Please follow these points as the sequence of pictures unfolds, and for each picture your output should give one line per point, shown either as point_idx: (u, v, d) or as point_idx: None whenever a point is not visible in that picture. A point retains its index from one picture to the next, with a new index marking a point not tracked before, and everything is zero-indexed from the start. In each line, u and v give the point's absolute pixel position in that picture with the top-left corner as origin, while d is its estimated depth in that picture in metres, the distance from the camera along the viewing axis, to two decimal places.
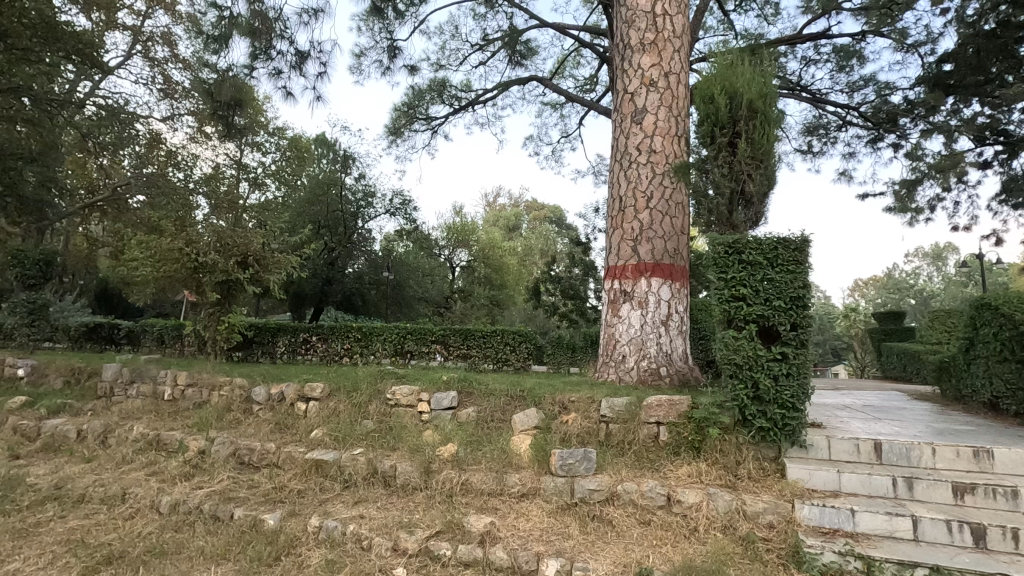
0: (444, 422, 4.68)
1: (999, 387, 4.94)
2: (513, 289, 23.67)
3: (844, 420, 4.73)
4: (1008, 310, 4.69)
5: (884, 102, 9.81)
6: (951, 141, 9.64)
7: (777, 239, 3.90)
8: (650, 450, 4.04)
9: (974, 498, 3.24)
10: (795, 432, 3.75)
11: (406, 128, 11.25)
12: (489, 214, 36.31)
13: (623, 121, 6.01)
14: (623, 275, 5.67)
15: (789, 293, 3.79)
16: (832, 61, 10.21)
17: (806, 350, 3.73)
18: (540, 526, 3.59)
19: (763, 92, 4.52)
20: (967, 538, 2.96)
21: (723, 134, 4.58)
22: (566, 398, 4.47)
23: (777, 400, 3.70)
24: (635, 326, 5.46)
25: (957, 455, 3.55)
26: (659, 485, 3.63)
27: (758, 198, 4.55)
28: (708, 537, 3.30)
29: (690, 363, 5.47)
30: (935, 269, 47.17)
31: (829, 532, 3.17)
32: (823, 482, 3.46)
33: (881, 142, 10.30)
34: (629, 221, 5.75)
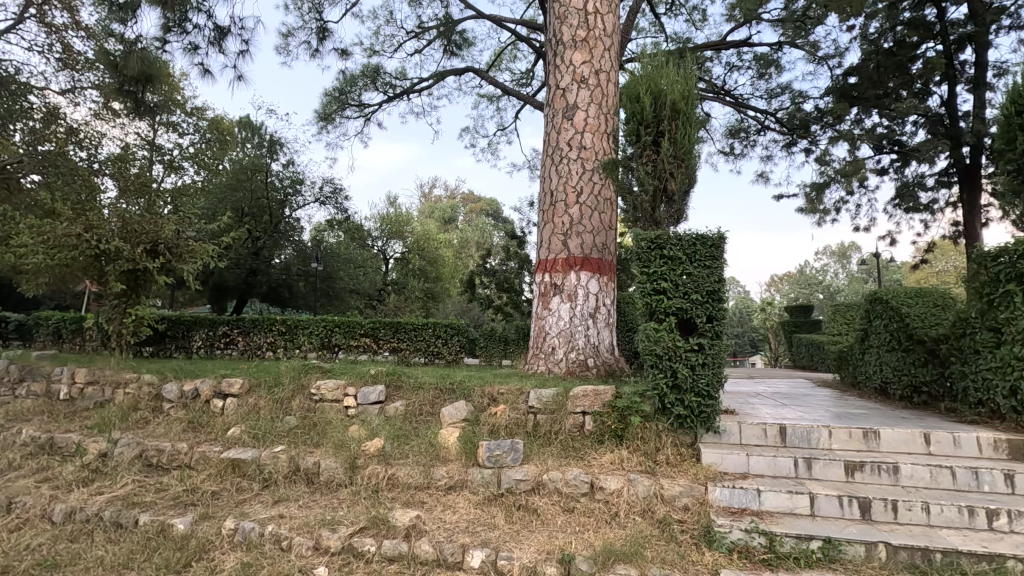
0: (371, 417, 4.61)
1: (888, 373, 5.42)
2: (449, 281, 23.45)
3: (755, 407, 5.05)
4: (896, 303, 5.16)
5: (798, 109, 10.51)
6: (854, 148, 10.48)
7: (696, 235, 4.09)
8: (575, 439, 4.15)
9: (863, 475, 3.54)
10: (710, 418, 3.96)
11: (338, 114, 10.88)
12: (424, 205, 35.68)
13: (555, 116, 6.10)
14: (553, 268, 5.76)
15: (706, 286, 3.99)
16: (753, 68, 10.80)
17: (721, 340, 3.94)
18: (466, 518, 3.60)
19: (685, 93, 4.69)
20: (855, 511, 3.25)
21: (648, 133, 4.73)
22: (495, 391, 4.52)
23: (693, 388, 3.91)
24: (564, 319, 5.57)
25: (849, 436, 3.88)
26: (583, 472, 3.74)
27: (679, 196, 4.71)
28: (628, 522, 3.43)
29: (616, 355, 5.64)
30: (840, 266, 51.19)
31: (738, 512, 3.37)
32: (733, 465, 3.68)
33: (795, 147, 11.04)
34: (560, 216, 5.85)
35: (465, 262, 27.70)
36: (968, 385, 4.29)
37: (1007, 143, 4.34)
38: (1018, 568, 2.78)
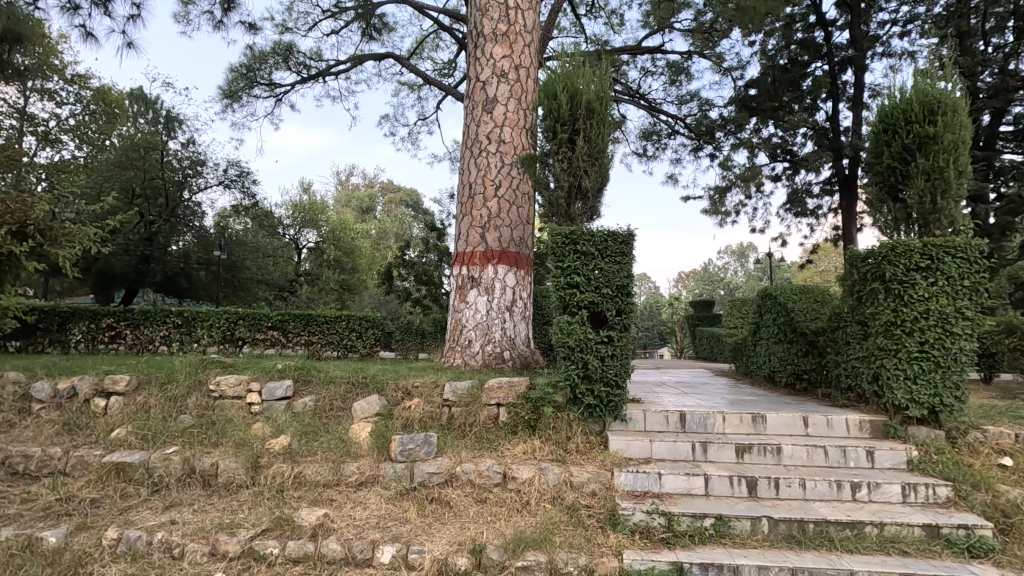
0: (277, 414, 4.39)
1: (776, 362, 5.94)
2: (365, 273, 22.73)
3: (660, 396, 5.35)
4: (783, 299, 5.66)
5: (704, 116, 11.18)
6: (752, 156, 11.33)
7: (608, 232, 4.24)
8: (489, 430, 4.19)
9: (751, 456, 3.85)
10: (617, 407, 4.15)
11: (245, 92, 10.20)
12: (341, 194, 34.33)
13: (474, 108, 6.09)
14: (470, 261, 5.76)
15: (616, 281, 4.16)
16: (666, 74, 11.34)
17: (629, 333, 4.13)
18: (377, 513, 3.54)
19: (600, 94, 4.83)
20: (743, 489, 3.53)
21: (564, 130, 4.83)
22: (410, 384, 4.46)
23: (602, 378, 4.07)
24: (481, 312, 5.59)
25: (740, 421, 4.22)
26: (496, 463, 3.79)
27: (593, 193, 4.85)
28: (538, 510, 3.52)
29: (532, 347, 5.74)
30: (739, 265, 55.28)
31: (641, 494, 3.56)
32: (637, 450, 3.89)
33: (701, 152, 11.75)
34: (478, 208, 5.85)
35: (383, 253, 26.96)
36: (840, 373, 4.79)
37: (877, 157, 4.85)
38: (874, 533, 3.15)
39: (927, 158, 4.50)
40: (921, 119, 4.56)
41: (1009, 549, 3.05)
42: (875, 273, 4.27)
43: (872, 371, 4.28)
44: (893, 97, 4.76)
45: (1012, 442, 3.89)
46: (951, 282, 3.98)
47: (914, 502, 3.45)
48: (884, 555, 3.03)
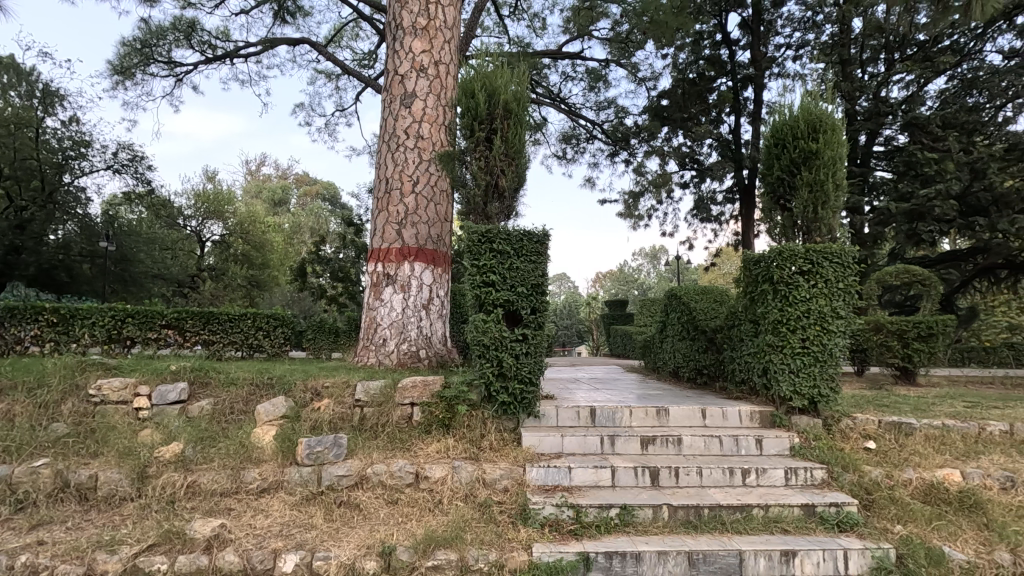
0: (169, 419, 4.07)
1: (680, 359, 6.31)
2: (277, 269, 21.54)
3: (573, 391, 5.51)
4: (687, 299, 6.01)
5: (620, 123, 11.63)
6: (663, 163, 11.94)
7: (523, 231, 4.30)
8: (403, 430, 4.12)
9: (654, 447, 4.06)
10: (530, 404, 4.23)
11: (139, 70, 9.35)
12: (250, 184, 32.32)
13: (392, 102, 5.96)
14: (385, 258, 5.63)
15: (531, 280, 4.22)
16: (585, 80, 11.68)
17: (543, 331, 4.21)
18: (280, 521, 3.37)
19: (518, 95, 4.87)
20: (647, 480, 3.72)
21: (481, 129, 4.83)
22: (319, 385, 4.30)
23: (516, 376, 4.13)
24: (396, 310, 5.48)
25: (646, 414, 4.43)
26: (408, 463, 3.74)
27: (510, 193, 4.87)
28: (450, 508, 3.51)
29: (448, 346, 5.71)
30: (651, 266, 58.05)
31: (551, 488, 3.64)
32: (549, 445, 3.99)
33: (617, 157, 12.22)
34: (395, 204, 5.74)
35: (297, 248, 25.67)
36: (735, 368, 5.16)
37: (769, 169, 5.26)
38: (760, 515, 3.43)
39: (810, 172, 4.95)
40: (806, 136, 5.01)
41: (871, 522, 3.43)
42: (765, 275, 4.65)
43: (761, 365, 4.65)
44: (784, 114, 5.19)
45: (876, 427, 4.37)
46: (828, 284, 4.40)
47: (794, 484, 3.79)
48: (768, 534, 3.30)
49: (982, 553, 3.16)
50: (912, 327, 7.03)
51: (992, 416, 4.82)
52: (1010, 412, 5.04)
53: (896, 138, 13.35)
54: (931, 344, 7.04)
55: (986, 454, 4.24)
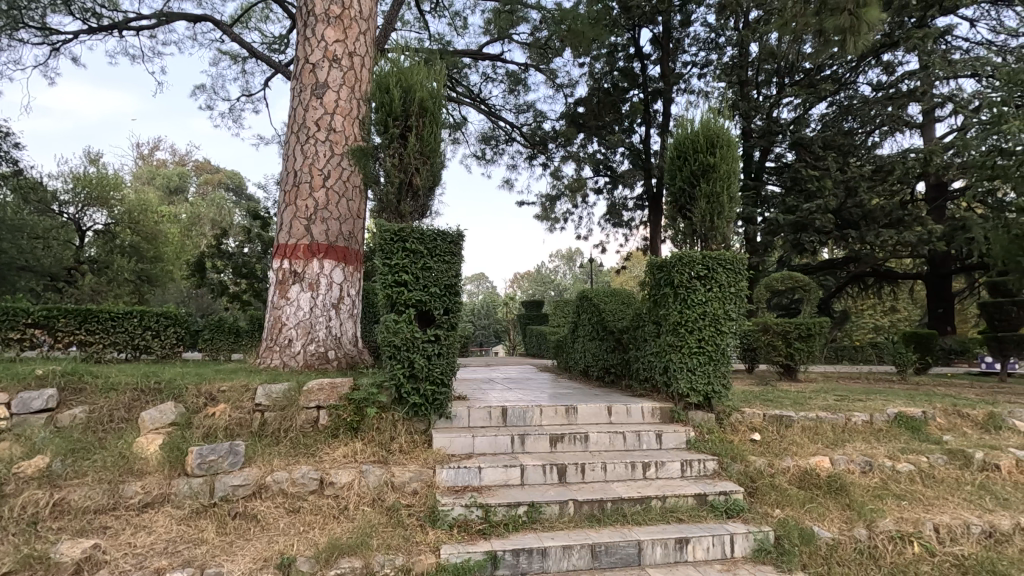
0: (32, 430, 3.64)
1: (590, 358, 6.54)
2: (172, 263, 19.83)
3: (486, 391, 5.55)
4: (597, 300, 6.24)
5: (538, 127, 11.85)
6: (579, 169, 12.32)
7: (437, 231, 4.27)
8: (307, 435, 3.95)
9: (562, 445, 4.18)
10: (442, 405, 4.21)
11: (5, 34, 8.24)
12: (142, 169, 29.48)
13: (302, 91, 5.70)
14: (292, 254, 5.36)
15: (444, 281, 4.20)
16: (505, 82, 11.78)
17: (455, 332, 4.20)
18: (165, 537, 3.11)
19: (434, 93, 4.82)
20: (554, 476, 3.82)
21: (396, 126, 4.73)
22: (215, 388, 4.03)
23: (428, 377, 4.09)
24: (304, 309, 5.24)
25: (555, 412, 4.55)
26: (312, 469, 3.59)
27: (424, 192, 4.80)
28: (356, 514, 3.41)
29: (359, 347, 5.55)
30: (568, 267, 59.56)
31: (461, 489, 3.64)
32: (460, 446, 3.99)
33: (535, 161, 12.44)
34: (303, 199, 5.49)
35: (197, 241, 23.75)
36: (639, 367, 5.42)
37: (672, 179, 5.58)
38: (658, 506, 3.63)
39: (708, 183, 5.30)
40: (705, 150, 5.37)
41: (754, 507, 3.74)
42: (667, 279, 4.94)
43: (663, 364, 4.93)
44: (686, 127, 5.53)
45: (762, 420, 4.77)
46: (721, 289, 4.75)
47: (689, 475, 4.05)
48: (665, 524, 3.50)
49: (845, 531, 3.54)
50: (795, 328, 7.73)
51: (858, 408, 5.41)
52: (871, 404, 5.70)
53: (785, 155, 14.65)
54: (810, 344, 7.77)
55: (850, 442, 4.77)
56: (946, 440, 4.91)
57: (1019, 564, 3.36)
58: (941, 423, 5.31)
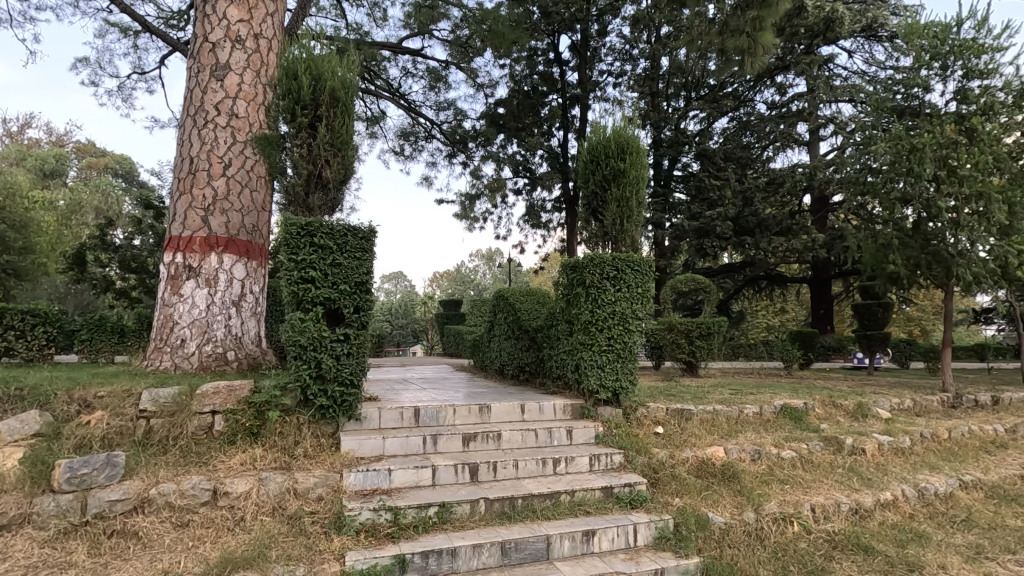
0: None
1: (505, 356, 6.60)
2: (45, 255, 17.65)
3: (399, 392, 5.43)
4: (512, 300, 6.30)
5: (459, 125, 11.78)
6: (498, 169, 12.38)
7: (348, 227, 4.11)
8: (200, 442, 3.67)
9: (475, 444, 4.16)
10: (351, 407, 4.06)
11: None
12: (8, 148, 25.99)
13: (200, 72, 5.29)
14: (187, 247, 4.95)
15: (354, 278, 4.05)
16: (425, 78, 11.60)
17: (366, 331, 4.07)
18: (25, 563, 2.78)
19: (346, 82, 4.62)
20: (466, 476, 3.81)
21: (304, 114, 4.49)
22: (92, 394, 3.65)
23: (336, 378, 3.93)
24: (199, 307, 4.85)
25: (468, 411, 4.53)
26: (204, 479, 3.33)
27: (335, 185, 4.60)
28: (254, 525, 3.22)
29: (263, 347, 5.24)
30: (487, 267, 59.68)
31: (369, 493, 3.53)
32: (369, 448, 3.86)
33: (454, 159, 12.35)
34: (200, 187, 5.09)
35: (76, 231, 21.31)
36: (552, 365, 5.54)
37: (586, 182, 5.74)
38: (566, 500, 3.72)
39: (618, 188, 5.52)
40: (615, 156, 5.58)
41: (655, 498, 3.93)
42: (579, 279, 5.07)
43: (574, 362, 5.06)
44: (598, 133, 5.71)
45: (664, 414, 5.04)
46: (629, 289, 4.95)
47: (597, 469, 4.19)
48: (573, 518, 3.59)
49: (736, 515, 3.81)
50: (696, 327, 8.25)
51: (750, 401, 5.85)
52: (760, 397, 6.18)
53: (691, 164, 15.59)
54: (709, 342, 8.32)
55: (742, 432, 5.14)
56: (822, 428, 5.42)
57: (878, 536, 3.77)
58: (819, 412, 5.87)
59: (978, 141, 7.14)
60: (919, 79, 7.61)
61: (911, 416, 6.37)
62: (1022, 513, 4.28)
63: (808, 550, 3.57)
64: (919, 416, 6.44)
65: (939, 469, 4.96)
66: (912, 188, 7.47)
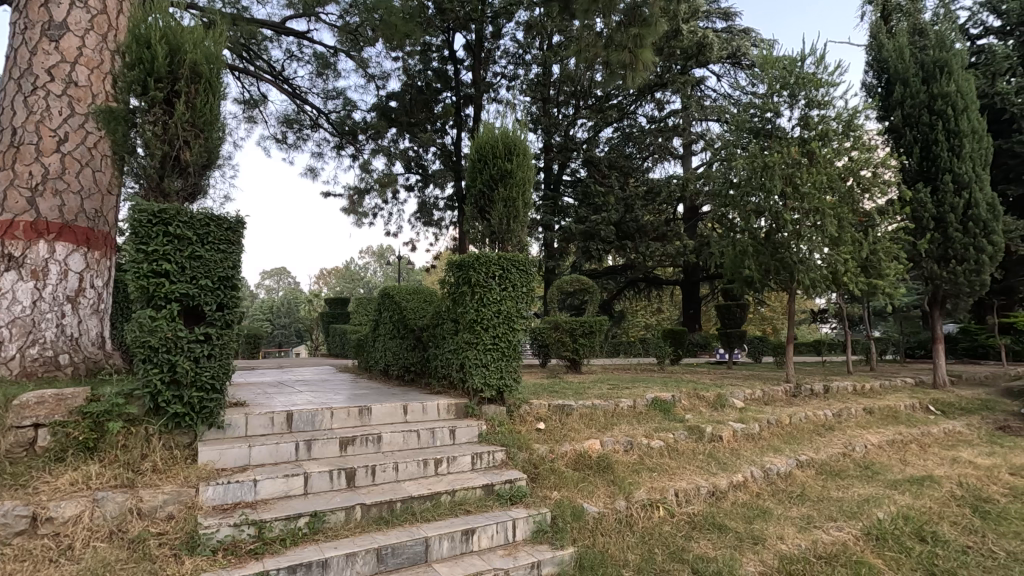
0: None
1: (390, 357, 6.41)
2: None
3: (271, 396, 5.06)
4: (398, 298, 6.15)
5: (348, 116, 11.27)
6: (389, 164, 12.02)
7: (210, 215, 3.73)
8: (17, 462, 3.15)
9: (353, 448, 3.98)
10: (213, 414, 3.69)
11: None
12: None
13: (28, 29, 4.55)
14: (6, 233, 4.21)
15: (217, 272, 3.69)
16: (312, 63, 10.95)
17: (231, 330, 3.72)
18: None
19: (211, 57, 4.20)
20: (342, 481, 3.62)
21: (159, 89, 4.01)
22: None
23: (195, 382, 3.55)
24: (22, 302, 4.15)
25: (348, 414, 4.33)
26: (20, 504, 2.86)
27: (196, 170, 4.16)
28: (85, 552, 2.82)
29: (106, 350, 4.62)
30: (378, 265, 57.95)
31: (230, 507, 3.23)
32: (232, 459, 3.54)
33: (343, 151, 11.79)
34: (26, 163, 4.36)
35: None
36: (438, 364, 5.46)
37: (474, 181, 5.76)
38: (447, 500, 3.68)
39: (506, 188, 5.60)
40: (503, 156, 5.66)
41: (534, 492, 4.02)
42: (465, 278, 5.04)
43: (459, 361, 5.02)
44: (487, 132, 5.75)
45: (546, 410, 5.19)
46: (514, 288, 5.03)
47: (479, 467, 4.20)
48: (452, 517, 3.55)
49: (609, 504, 4.01)
50: (579, 326, 8.60)
51: (625, 395, 6.22)
52: (635, 391, 6.59)
53: (579, 170, 16.29)
54: (591, 339, 8.72)
55: (617, 424, 5.44)
56: (687, 418, 5.91)
57: (730, 514, 4.18)
58: (685, 404, 6.38)
59: (816, 163, 8.19)
60: (772, 105, 8.56)
61: (760, 405, 7.14)
62: (843, 485, 4.97)
63: (671, 532, 3.85)
64: (767, 405, 7.25)
65: (781, 450, 5.61)
66: (765, 201, 8.38)
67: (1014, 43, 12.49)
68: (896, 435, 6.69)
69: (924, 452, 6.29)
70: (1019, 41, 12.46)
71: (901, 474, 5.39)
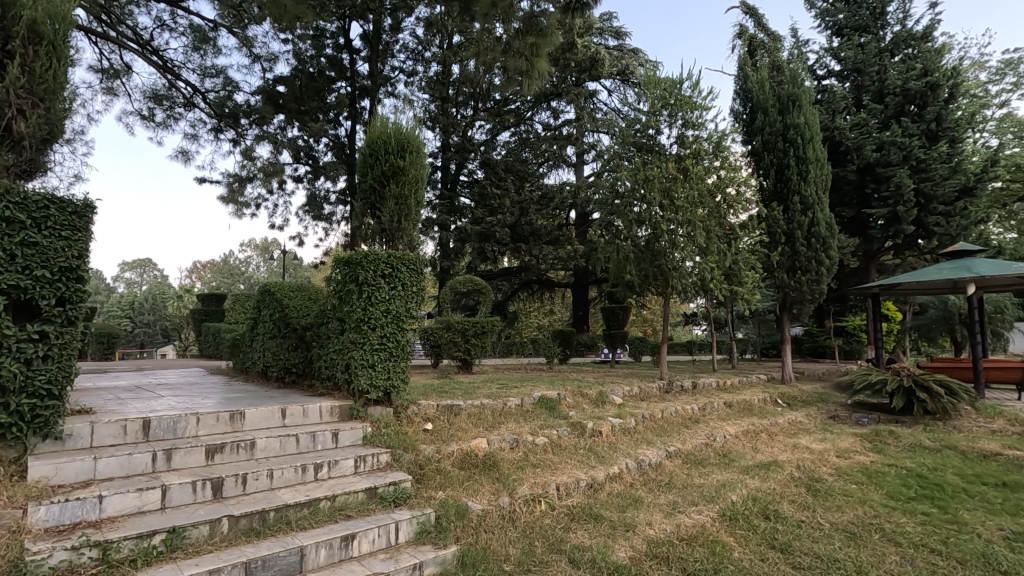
0: None
1: (269, 358, 6.02)
2: None
3: (125, 401, 4.53)
4: (279, 295, 5.78)
5: (228, 97, 10.43)
6: (274, 152, 11.27)
7: (48, 197, 3.27)
8: None
9: (221, 456, 3.69)
10: (48, 423, 3.24)
11: None
12: None
13: None
14: None
15: (57, 262, 3.24)
16: (187, 36, 9.97)
17: (74, 328, 3.30)
18: None
19: (53, 15, 3.69)
20: (207, 493, 3.34)
21: None
22: None
23: (25, 388, 3.10)
24: None
25: (216, 421, 4.01)
26: None
27: (32, 144, 3.61)
28: None
29: None
30: (261, 259, 54.11)
31: (67, 529, 2.85)
32: (72, 474, 3.12)
33: (221, 135, 10.87)
34: None
35: None
36: (321, 365, 5.21)
37: (364, 175, 5.58)
38: (326, 506, 3.54)
39: (397, 185, 5.50)
40: (396, 153, 5.54)
41: (418, 493, 3.99)
42: (351, 276, 4.84)
43: (344, 362, 4.82)
44: (378, 127, 5.59)
45: (434, 411, 5.18)
46: (402, 287, 4.95)
47: (362, 471, 4.08)
48: (332, 523, 3.42)
49: (493, 501, 4.08)
50: (472, 326, 8.66)
51: (513, 394, 6.37)
52: (522, 389, 6.76)
53: (475, 172, 16.40)
54: (483, 339, 8.81)
55: (504, 423, 5.56)
56: (569, 415, 6.16)
57: (605, 504, 4.43)
58: (569, 401, 6.67)
59: (690, 178, 8.95)
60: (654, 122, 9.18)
61: (637, 401, 7.67)
62: (705, 473, 5.48)
63: (550, 525, 4.01)
64: (643, 400, 7.80)
65: (653, 443, 6.05)
66: (646, 211, 8.98)
67: (850, 86, 14.50)
68: (750, 426, 7.50)
69: (772, 440, 7.10)
70: (853, 84, 14.51)
71: (752, 460, 6.06)
